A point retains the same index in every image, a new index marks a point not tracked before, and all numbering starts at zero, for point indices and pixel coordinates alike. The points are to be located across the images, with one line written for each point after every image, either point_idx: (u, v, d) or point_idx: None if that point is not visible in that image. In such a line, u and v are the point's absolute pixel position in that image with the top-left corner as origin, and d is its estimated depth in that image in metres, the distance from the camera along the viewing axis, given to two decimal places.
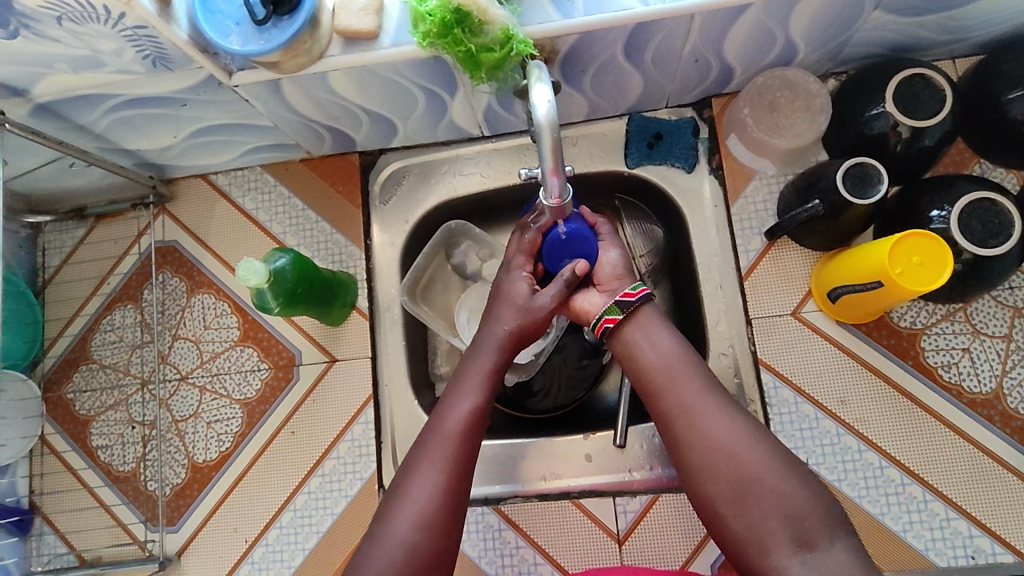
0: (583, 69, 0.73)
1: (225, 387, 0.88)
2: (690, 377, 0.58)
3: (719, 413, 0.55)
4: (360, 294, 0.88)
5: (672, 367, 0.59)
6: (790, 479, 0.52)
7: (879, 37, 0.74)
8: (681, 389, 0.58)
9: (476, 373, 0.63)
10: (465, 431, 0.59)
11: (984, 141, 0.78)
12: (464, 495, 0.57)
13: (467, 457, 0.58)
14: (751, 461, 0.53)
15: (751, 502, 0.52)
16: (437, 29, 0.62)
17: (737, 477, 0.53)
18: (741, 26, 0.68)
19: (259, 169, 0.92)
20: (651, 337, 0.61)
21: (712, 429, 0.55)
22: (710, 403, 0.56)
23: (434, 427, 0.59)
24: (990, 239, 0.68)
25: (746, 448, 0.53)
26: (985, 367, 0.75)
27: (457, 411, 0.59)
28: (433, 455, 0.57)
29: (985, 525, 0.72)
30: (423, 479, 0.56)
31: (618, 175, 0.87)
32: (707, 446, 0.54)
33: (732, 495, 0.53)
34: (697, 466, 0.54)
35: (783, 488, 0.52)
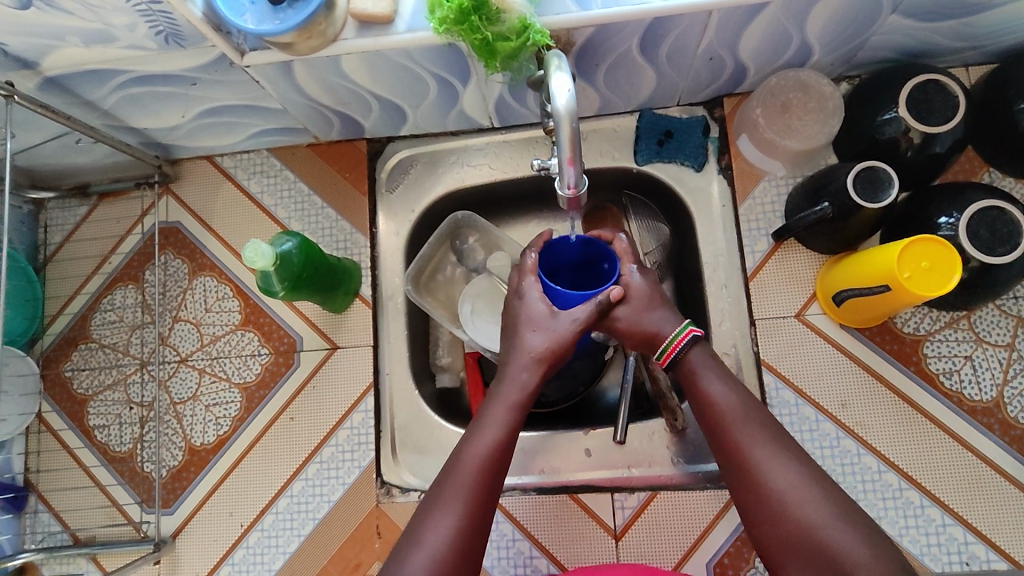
0: (597, 62, 0.73)
1: (224, 369, 0.87)
2: (745, 426, 0.58)
3: (774, 463, 0.55)
4: (364, 282, 0.88)
5: (724, 414, 0.59)
6: (845, 535, 0.51)
7: (895, 41, 0.74)
8: (736, 437, 0.58)
9: (500, 410, 0.62)
10: (487, 476, 0.57)
11: (994, 150, 0.78)
12: (480, 539, 0.56)
13: (486, 502, 0.56)
14: (806, 514, 0.52)
15: (806, 556, 0.52)
16: (454, 16, 0.62)
17: (792, 530, 0.53)
18: (758, 25, 0.68)
19: (265, 152, 0.91)
20: (709, 383, 0.61)
21: (768, 481, 0.55)
22: (764, 450, 0.56)
23: (454, 470, 0.58)
24: (997, 247, 0.69)
25: (801, 501, 0.53)
26: (986, 375, 0.75)
27: (478, 448, 0.59)
28: (453, 499, 0.56)
29: (980, 533, 0.72)
30: (440, 522, 0.55)
31: (628, 171, 0.87)
32: (765, 497, 0.54)
33: (792, 547, 0.53)
34: (759, 516, 0.55)
35: (838, 545, 0.51)
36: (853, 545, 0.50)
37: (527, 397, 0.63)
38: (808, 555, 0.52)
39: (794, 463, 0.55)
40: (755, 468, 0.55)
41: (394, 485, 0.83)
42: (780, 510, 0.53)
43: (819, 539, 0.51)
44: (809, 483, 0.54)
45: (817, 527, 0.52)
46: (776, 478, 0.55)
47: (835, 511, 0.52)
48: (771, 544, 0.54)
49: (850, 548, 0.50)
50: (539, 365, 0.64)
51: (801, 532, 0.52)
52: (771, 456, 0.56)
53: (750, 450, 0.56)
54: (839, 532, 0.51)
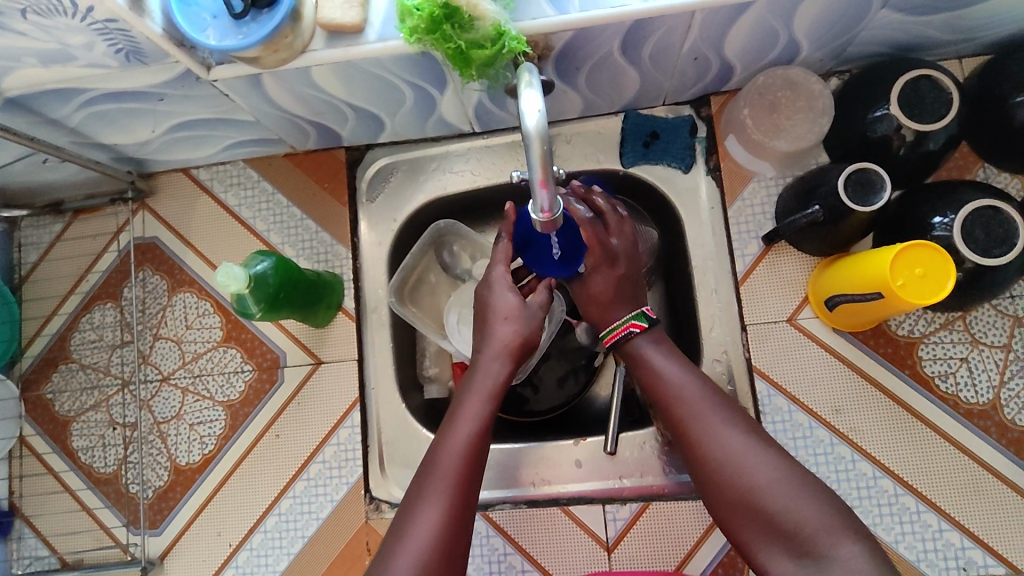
0: (577, 66, 0.71)
1: (207, 388, 0.86)
2: (693, 398, 0.60)
3: (722, 430, 0.57)
4: (347, 295, 0.86)
5: (672, 389, 0.62)
6: (792, 492, 0.53)
7: (886, 36, 0.72)
8: (685, 409, 0.60)
9: (475, 402, 0.61)
10: (468, 467, 0.57)
11: (988, 145, 0.76)
12: (465, 533, 0.55)
13: (468, 493, 0.56)
14: (754, 475, 0.54)
15: (757, 515, 0.53)
16: (425, 25, 0.60)
17: (740, 493, 0.54)
18: (743, 24, 0.66)
19: (242, 163, 0.89)
20: (657, 360, 0.64)
21: (714, 447, 0.57)
22: (711, 419, 0.59)
23: (434, 463, 0.57)
24: (993, 248, 0.67)
25: (749, 462, 0.55)
26: (983, 377, 0.74)
27: (455, 442, 0.58)
28: (433, 494, 0.55)
29: (978, 537, 0.71)
30: (423, 518, 0.54)
31: (614, 174, 0.85)
32: (713, 463, 0.56)
33: (743, 507, 0.54)
34: (711, 480, 0.56)
35: (786, 502, 0.53)
36: (799, 501, 0.52)
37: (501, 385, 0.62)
38: (756, 514, 0.54)
39: (739, 430, 0.57)
40: (701, 436, 0.58)
41: (383, 501, 0.81)
42: (726, 473, 0.56)
43: (763, 497, 0.53)
44: (752, 445, 0.56)
45: (764, 488, 0.54)
46: (722, 443, 0.57)
47: (782, 471, 0.54)
48: (722, 509, 0.56)
49: (792, 502, 0.52)
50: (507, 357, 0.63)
51: (747, 493, 0.54)
52: (717, 425, 0.58)
53: (696, 421, 0.59)
54: (787, 490, 0.53)
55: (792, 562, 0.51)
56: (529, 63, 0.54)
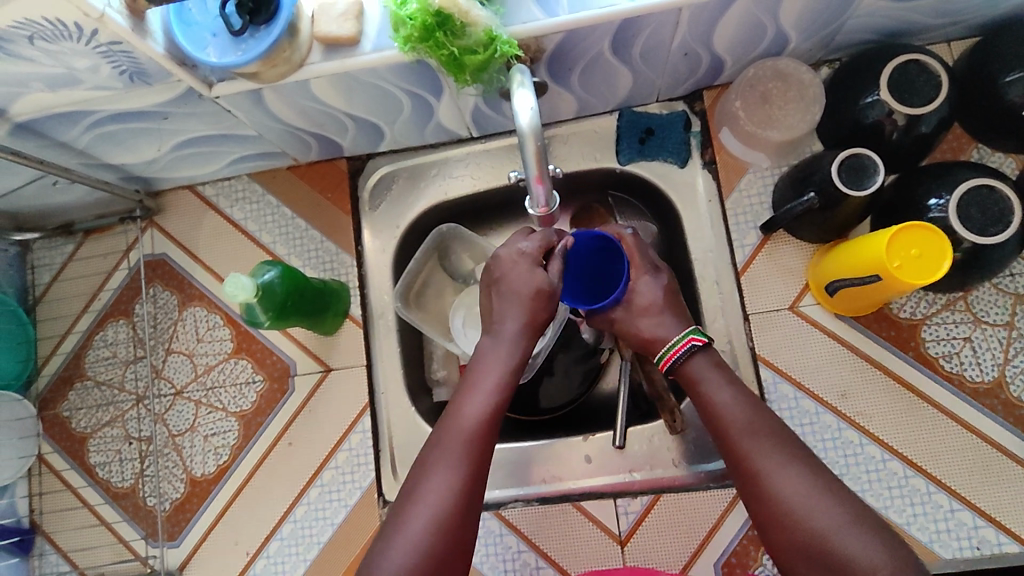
0: (570, 67, 0.72)
1: (220, 399, 0.87)
2: (752, 430, 0.56)
3: (786, 469, 0.53)
4: (354, 302, 0.87)
5: (728, 422, 0.57)
6: (861, 541, 0.50)
7: (873, 23, 0.72)
8: (744, 443, 0.56)
9: (492, 368, 0.61)
10: (483, 431, 0.57)
11: (981, 125, 0.76)
12: (479, 496, 0.56)
13: (484, 458, 0.57)
14: (820, 519, 0.51)
15: (821, 562, 0.50)
16: (418, 33, 0.61)
17: (805, 538, 0.51)
18: (731, 18, 0.67)
19: (246, 178, 0.91)
20: (711, 388, 0.60)
21: (777, 488, 0.53)
22: (773, 457, 0.54)
23: (450, 429, 0.58)
24: (989, 227, 0.67)
25: (814, 505, 0.52)
26: (987, 356, 0.74)
27: (472, 407, 0.59)
28: (449, 457, 0.56)
29: (990, 516, 0.71)
30: (440, 478, 0.55)
31: (611, 172, 0.86)
32: (775, 506, 0.53)
33: (805, 553, 0.51)
34: (771, 522, 0.53)
35: (855, 552, 0.49)
36: (866, 551, 0.49)
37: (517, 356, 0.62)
38: (823, 563, 0.50)
39: (802, 468, 0.54)
40: (763, 474, 0.54)
41: None
42: (792, 517, 0.52)
43: (835, 547, 0.50)
44: (821, 488, 0.52)
45: (831, 534, 0.50)
46: (786, 484, 0.53)
47: (849, 515, 0.51)
48: (784, 552, 0.52)
49: (865, 554, 0.49)
50: (520, 338, 0.63)
51: (816, 540, 0.51)
52: (785, 466, 0.54)
53: (759, 457, 0.54)
54: (853, 535, 0.50)
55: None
56: (522, 67, 0.55)
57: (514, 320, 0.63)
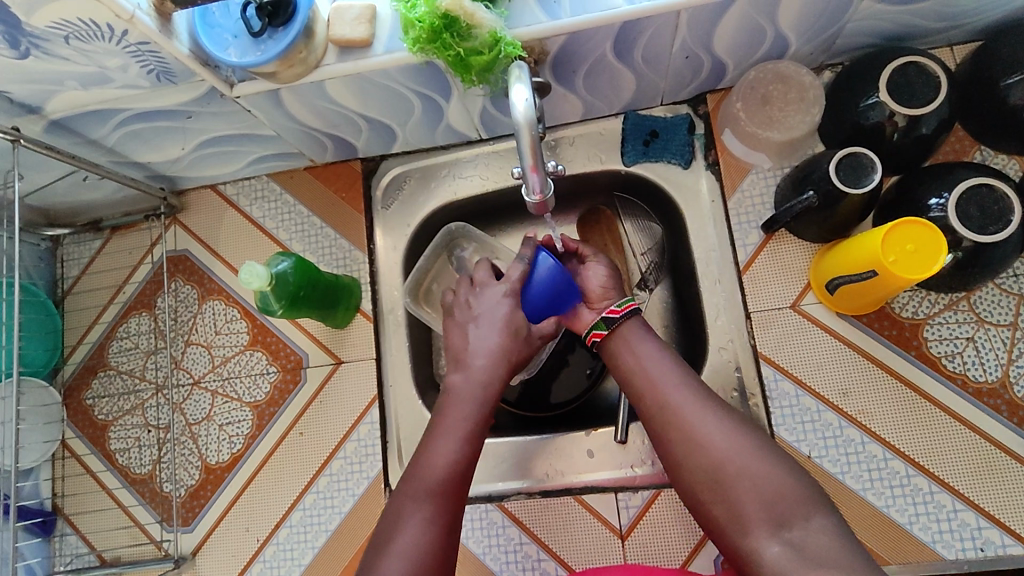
0: (574, 69, 0.74)
1: (235, 390, 0.90)
2: (663, 369, 0.60)
3: (695, 402, 0.57)
4: (365, 297, 0.90)
5: (643, 364, 0.61)
6: (762, 462, 0.53)
7: (873, 26, 0.74)
8: (656, 380, 0.60)
9: (458, 413, 0.63)
10: (453, 474, 0.59)
11: (984, 127, 0.77)
12: (452, 544, 0.56)
13: (456, 501, 0.58)
14: (722, 444, 0.54)
15: (723, 484, 0.53)
16: (426, 35, 0.64)
17: (709, 462, 0.54)
18: (728, 21, 0.69)
19: (265, 178, 0.95)
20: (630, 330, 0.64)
21: (684, 416, 0.57)
22: (680, 390, 0.58)
23: (419, 473, 0.59)
24: (989, 225, 0.67)
25: (718, 432, 0.55)
26: (990, 356, 0.73)
27: (442, 457, 0.59)
28: (423, 507, 0.56)
29: (994, 517, 0.70)
30: (414, 528, 0.55)
31: (616, 174, 0.88)
32: (682, 434, 0.56)
33: (706, 478, 0.54)
34: (678, 453, 0.56)
35: (756, 472, 0.53)
36: (766, 470, 0.53)
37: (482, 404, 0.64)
38: (730, 486, 0.53)
39: (706, 401, 0.58)
40: (673, 410, 0.57)
41: None
42: (699, 444, 0.55)
43: (736, 468, 0.53)
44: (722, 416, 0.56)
45: (732, 457, 0.54)
46: (692, 413, 0.57)
47: (751, 441, 0.55)
48: (693, 482, 0.55)
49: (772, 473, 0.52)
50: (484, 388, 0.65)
51: (720, 462, 0.54)
52: (694, 403, 0.57)
53: (670, 392, 0.58)
54: (754, 458, 0.53)
55: (772, 539, 0.50)
56: (521, 64, 0.58)
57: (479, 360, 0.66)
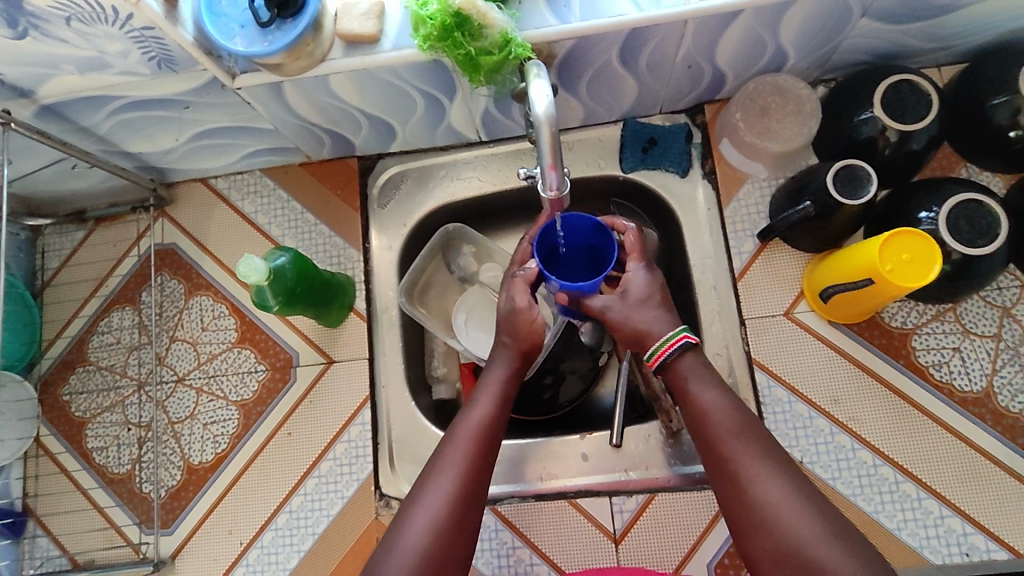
0: (579, 73, 0.75)
1: (221, 388, 0.88)
2: (740, 436, 0.57)
3: (774, 478, 0.54)
4: (359, 296, 0.89)
5: (716, 426, 0.59)
6: (836, 551, 0.50)
7: (868, 44, 0.76)
8: (730, 447, 0.57)
9: (493, 381, 0.65)
10: (484, 438, 0.60)
11: (970, 145, 0.79)
12: (477, 506, 0.58)
13: (484, 464, 0.59)
14: (797, 530, 0.52)
15: (793, 567, 0.51)
16: (437, 33, 0.64)
17: (783, 545, 0.52)
18: (732, 33, 0.70)
19: (258, 172, 0.93)
20: (698, 381, 0.61)
21: (761, 494, 0.54)
22: (757, 464, 0.56)
23: (451, 436, 0.61)
24: (978, 239, 0.69)
25: (794, 516, 0.53)
26: (975, 366, 0.75)
27: (472, 418, 0.62)
28: (450, 463, 0.58)
29: (979, 523, 0.72)
30: (441, 484, 0.57)
31: (614, 179, 0.89)
32: (757, 509, 0.54)
33: (778, 561, 0.52)
34: (749, 528, 0.54)
35: (831, 564, 0.50)
36: (841, 559, 0.50)
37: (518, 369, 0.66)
38: (802, 574, 0.51)
39: (785, 477, 0.55)
40: (751, 487, 0.55)
41: (394, 497, 0.83)
42: (773, 525, 0.53)
43: (811, 557, 0.51)
44: (798, 495, 0.53)
45: (808, 544, 0.51)
46: (768, 492, 0.54)
47: (827, 527, 0.52)
48: (761, 559, 0.53)
49: (847, 563, 0.50)
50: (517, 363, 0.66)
51: (794, 547, 0.52)
52: (771, 476, 0.55)
53: (745, 464, 0.56)
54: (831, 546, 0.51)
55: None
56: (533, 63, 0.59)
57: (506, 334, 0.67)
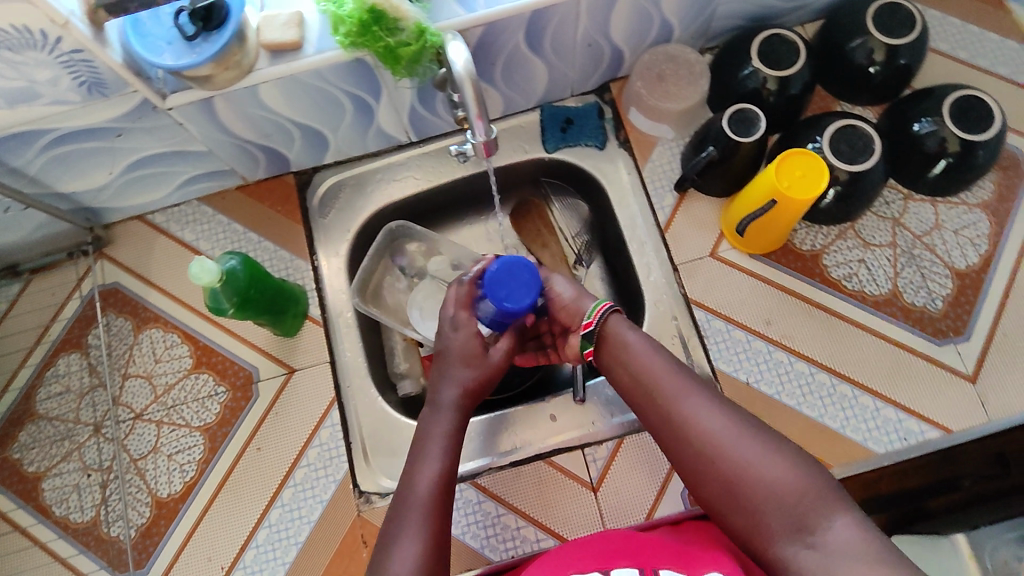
0: (492, 61, 0.82)
1: (182, 416, 0.87)
2: (670, 379, 0.61)
3: (708, 409, 0.58)
4: (311, 303, 0.90)
5: (647, 377, 0.62)
6: (776, 465, 0.54)
7: (738, 8, 0.87)
8: (663, 394, 0.60)
9: (438, 433, 0.65)
10: (439, 497, 0.60)
11: (839, 86, 0.91)
12: (442, 563, 0.58)
13: (443, 522, 0.59)
14: (738, 454, 0.55)
15: (739, 493, 0.54)
16: (356, 29, 0.69)
17: (729, 473, 0.55)
18: (620, 7, 0.79)
19: (196, 202, 0.95)
20: (628, 336, 0.65)
21: (699, 425, 0.57)
22: (690, 401, 0.59)
23: (406, 500, 0.60)
24: (857, 157, 0.78)
25: (733, 443, 0.56)
26: (880, 272, 0.84)
27: (424, 477, 0.61)
28: (411, 528, 0.58)
29: (910, 409, 0.79)
30: (405, 553, 0.56)
31: (541, 160, 0.96)
32: (698, 445, 0.57)
33: (727, 492, 0.55)
34: (699, 467, 0.57)
35: (773, 480, 0.53)
36: (782, 472, 0.53)
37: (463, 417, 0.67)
38: (751, 498, 0.54)
39: (716, 408, 0.58)
40: (687, 423, 0.58)
41: (373, 492, 0.82)
42: (717, 454, 0.56)
43: (755, 476, 0.54)
44: (730, 423, 0.57)
45: (750, 466, 0.54)
46: (704, 423, 0.57)
47: (762, 447, 0.55)
48: (715, 497, 0.56)
49: (787, 476, 0.53)
50: (459, 408, 0.67)
51: (739, 472, 0.54)
52: (706, 408, 0.58)
53: (678, 405, 0.59)
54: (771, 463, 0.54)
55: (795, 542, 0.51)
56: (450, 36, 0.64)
57: (455, 378, 0.68)
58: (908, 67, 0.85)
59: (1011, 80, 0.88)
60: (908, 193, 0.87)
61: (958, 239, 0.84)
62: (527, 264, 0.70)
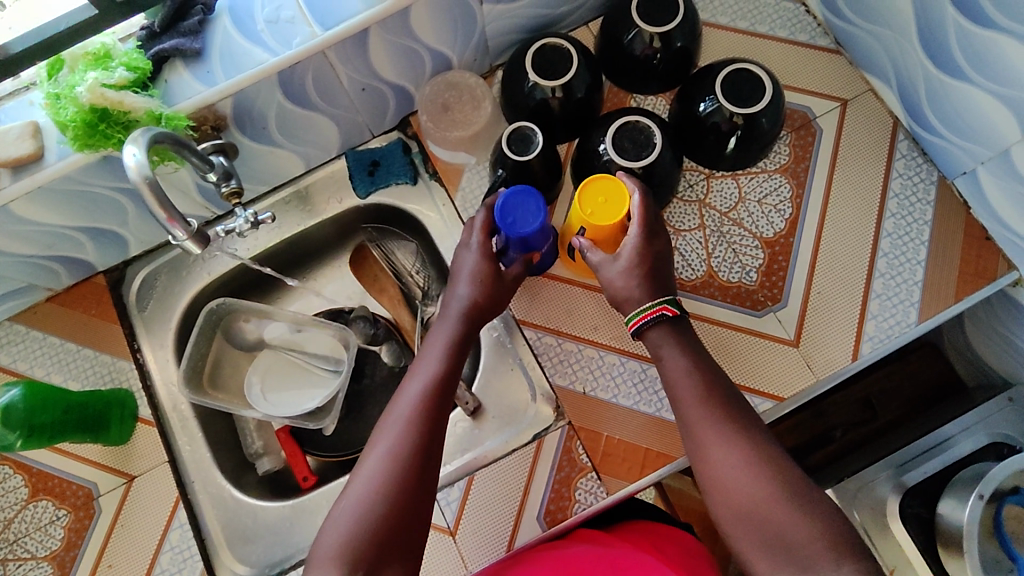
0: (263, 125, 0.78)
1: (26, 548, 0.83)
2: (698, 404, 0.65)
3: (730, 445, 0.63)
4: (143, 404, 0.87)
5: (681, 395, 0.67)
6: (792, 511, 0.59)
7: (510, 23, 0.85)
8: (693, 414, 0.65)
9: (438, 342, 0.71)
10: (428, 397, 0.66)
11: (628, 80, 0.90)
12: (427, 453, 0.64)
13: (432, 419, 0.65)
14: (751, 492, 0.60)
15: (750, 520, 0.60)
16: (83, 131, 0.66)
17: (745, 507, 0.61)
18: (376, 49, 0.76)
19: (7, 322, 0.90)
20: (665, 353, 0.69)
21: (719, 462, 0.63)
22: (714, 431, 0.64)
23: (399, 396, 0.68)
24: (642, 152, 0.77)
25: (750, 480, 0.61)
26: (693, 257, 0.83)
27: (420, 378, 0.68)
28: (396, 418, 0.65)
29: (739, 385, 0.78)
30: (389, 438, 0.64)
31: (358, 207, 0.94)
32: (719, 476, 0.62)
33: (739, 516, 0.61)
34: (712, 489, 0.63)
35: (788, 520, 0.59)
36: (793, 517, 0.58)
37: (466, 327, 0.72)
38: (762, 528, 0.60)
39: (737, 442, 0.63)
40: (708, 453, 0.63)
41: None
42: (733, 486, 0.61)
43: (766, 515, 0.59)
44: (750, 459, 0.62)
45: (767, 503, 0.60)
46: (726, 457, 0.62)
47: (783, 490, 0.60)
48: (724, 513, 0.62)
49: (802, 526, 0.58)
50: (467, 317, 0.72)
51: (752, 507, 0.60)
52: (728, 438, 0.63)
53: (704, 432, 0.64)
54: (783, 507, 0.59)
55: None
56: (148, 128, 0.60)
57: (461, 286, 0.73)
58: (686, 48, 0.84)
59: (790, 41, 0.88)
60: (709, 171, 0.86)
61: (762, 209, 0.84)
62: (532, 192, 0.71)
